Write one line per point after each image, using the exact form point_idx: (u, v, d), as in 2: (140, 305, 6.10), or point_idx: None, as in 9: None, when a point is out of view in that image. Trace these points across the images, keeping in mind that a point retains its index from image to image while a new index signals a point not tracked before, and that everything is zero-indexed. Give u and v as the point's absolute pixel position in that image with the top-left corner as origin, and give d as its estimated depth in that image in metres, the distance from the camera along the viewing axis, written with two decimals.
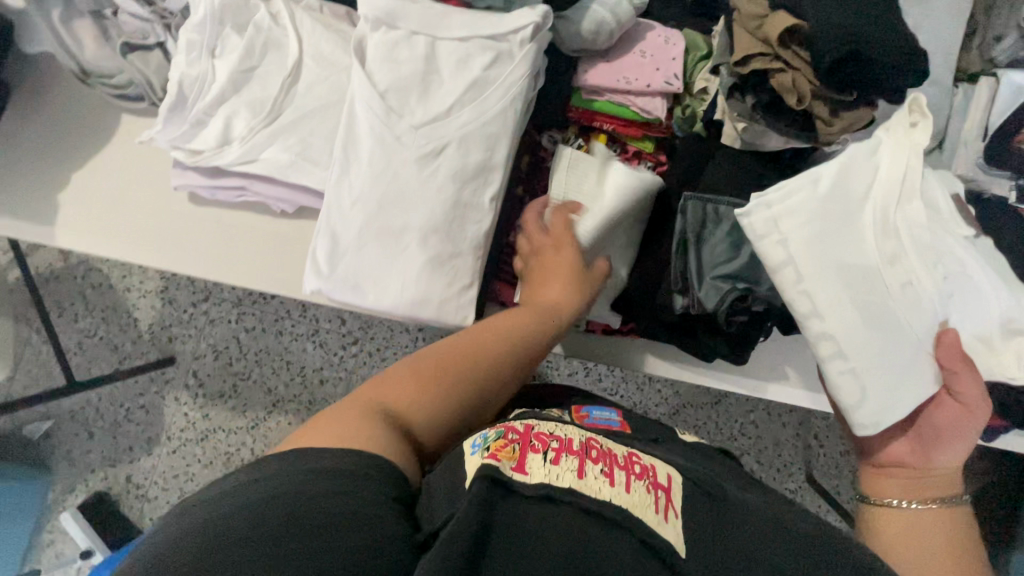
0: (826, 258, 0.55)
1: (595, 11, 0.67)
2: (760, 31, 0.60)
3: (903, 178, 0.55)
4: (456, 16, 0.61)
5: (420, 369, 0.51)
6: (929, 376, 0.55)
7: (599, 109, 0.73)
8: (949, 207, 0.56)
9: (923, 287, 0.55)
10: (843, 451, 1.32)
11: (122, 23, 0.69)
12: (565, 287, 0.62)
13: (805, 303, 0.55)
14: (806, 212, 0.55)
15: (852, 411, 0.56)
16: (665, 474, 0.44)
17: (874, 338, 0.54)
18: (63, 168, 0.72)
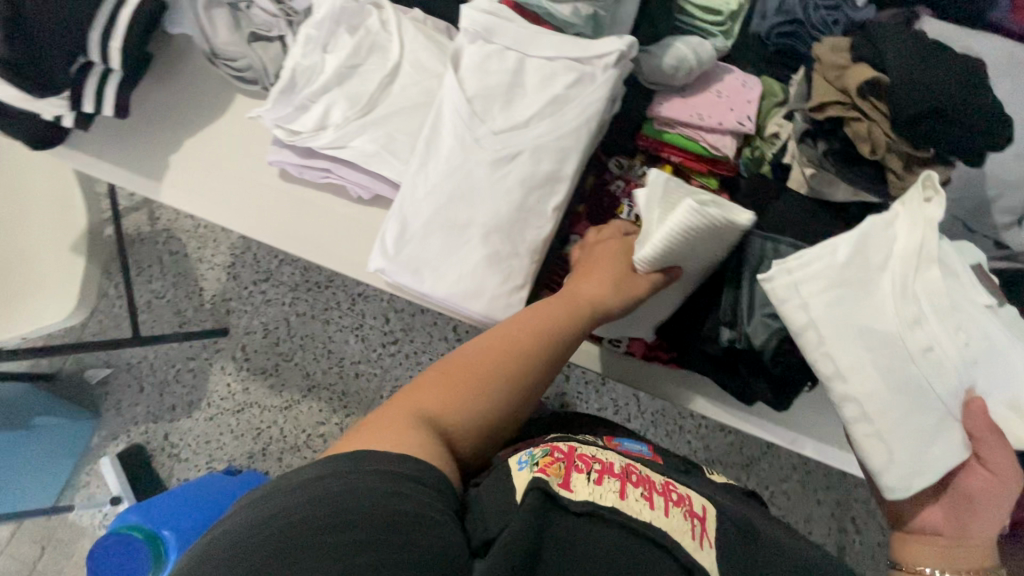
0: (849, 325, 0.54)
1: (677, 48, 0.71)
2: (839, 80, 0.61)
3: (920, 249, 0.55)
4: (548, 36, 0.65)
5: (456, 375, 0.53)
6: (957, 443, 0.53)
7: (670, 141, 0.75)
8: (965, 272, 0.56)
9: (946, 352, 0.54)
10: (881, 542, 1.23)
11: (252, 16, 0.79)
12: (602, 286, 0.62)
13: (827, 364, 0.55)
14: (825, 278, 0.54)
15: (880, 474, 0.54)
16: (699, 504, 0.47)
17: (900, 402, 0.53)
18: (178, 133, 0.80)
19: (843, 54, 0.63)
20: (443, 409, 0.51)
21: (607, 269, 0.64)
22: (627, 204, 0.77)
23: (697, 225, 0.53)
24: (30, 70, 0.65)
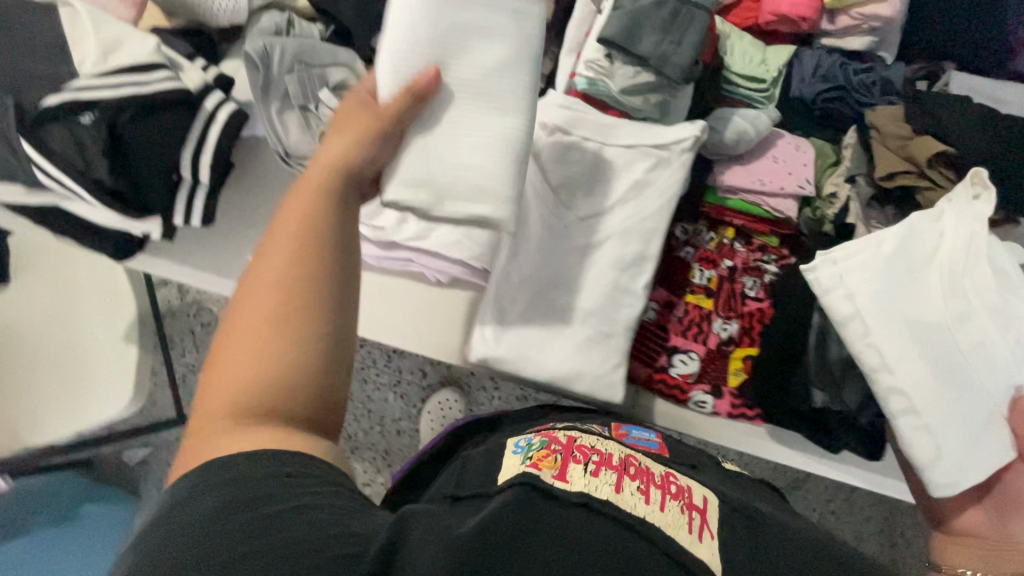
0: (891, 316, 0.61)
1: (736, 122, 0.75)
2: (904, 151, 0.66)
3: (967, 243, 0.62)
4: (623, 126, 0.69)
5: (239, 344, 0.42)
6: (1005, 441, 0.59)
7: (732, 207, 0.80)
8: (1015, 273, 0.62)
9: (993, 345, 0.60)
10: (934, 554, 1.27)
11: (321, 115, 0.81)
12: (347, 144, 0.50)
13: (871, 354, 0.61)
14: (869, 270, 0.62)
15: (929, 466, 0.61)
16: (701, 496, 0.50)
17: (943, 388, 0.60)
18: (254, 232, 0.82)
19: (902, 124, 0.68)
20: (248, 387, 0.41)
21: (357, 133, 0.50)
22: (698, 269, 0.81)
23: (422, 36, 0.55)
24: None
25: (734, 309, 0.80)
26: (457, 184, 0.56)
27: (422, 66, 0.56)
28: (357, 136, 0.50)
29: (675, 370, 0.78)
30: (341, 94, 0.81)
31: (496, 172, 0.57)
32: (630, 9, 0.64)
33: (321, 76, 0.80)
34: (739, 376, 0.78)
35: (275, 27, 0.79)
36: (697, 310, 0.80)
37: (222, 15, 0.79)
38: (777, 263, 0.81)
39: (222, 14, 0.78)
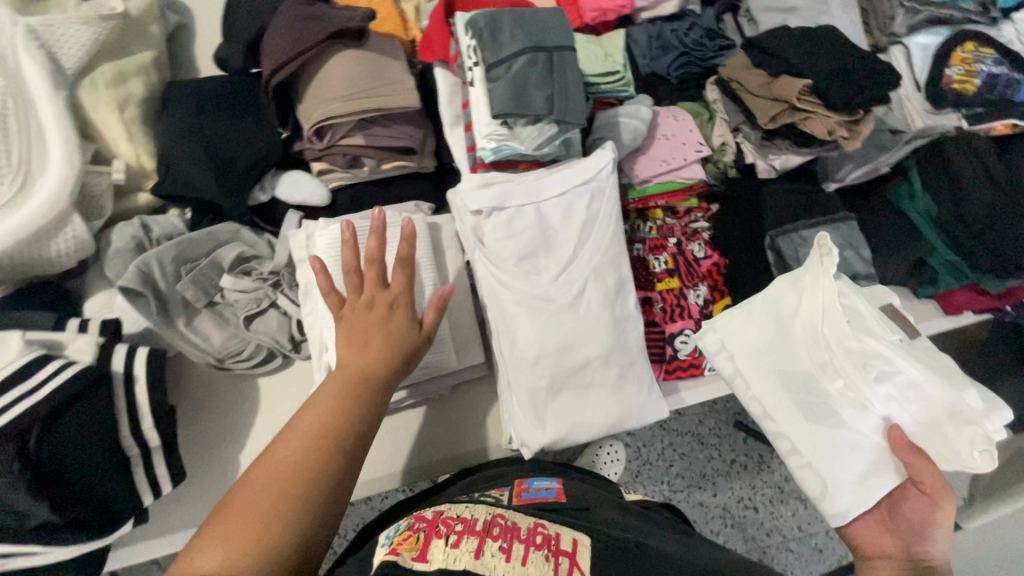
0: (763, 367, 0.64)
1: (626, 123, 0.80)
2: (771, 92, 0.75)
3: (827, 298, 0.59)
4: (548, 178, 0.70)
5: (261, 504, 0.47)
6: (889, 473, 0.57)
7: (653, 192, 0.85)
8: (872, 316, 0.58)
9: (860, 385, 0.57)
10: None
11: (233, 302, 0.72)
12: (378, 352, 0.58)
13: (756, 406, 0.64)
14: (745, 339, 0.65)
15: (821, 502, 0.59)
16: (569, 539, 0.49)
17: (812, 430, 0.59)
18: (228, 455, 0.71)
19: (756, 73, 0.77)
20: (256, 539, 0.46)
21: (397, 333, 0.59)
22: (654, 258, 0.86)
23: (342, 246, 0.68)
24: (86, 516, 0.57)
25: (697, 275, 0.86)
26: None
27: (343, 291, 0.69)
28: (401, 314, 0.60)
29: (683, 353, 0.83)
30: (242, 270, 0.73)
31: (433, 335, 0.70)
32: (507, 77, 0.64)
33: (214, 264, 0.71)
34: None
35: (134, 241, 0.69)
36: (671, 293, 0.85)
37: (65, 259, 0.65)
38: (705, 219, 0.90)
39: (65, 257, 0.66)
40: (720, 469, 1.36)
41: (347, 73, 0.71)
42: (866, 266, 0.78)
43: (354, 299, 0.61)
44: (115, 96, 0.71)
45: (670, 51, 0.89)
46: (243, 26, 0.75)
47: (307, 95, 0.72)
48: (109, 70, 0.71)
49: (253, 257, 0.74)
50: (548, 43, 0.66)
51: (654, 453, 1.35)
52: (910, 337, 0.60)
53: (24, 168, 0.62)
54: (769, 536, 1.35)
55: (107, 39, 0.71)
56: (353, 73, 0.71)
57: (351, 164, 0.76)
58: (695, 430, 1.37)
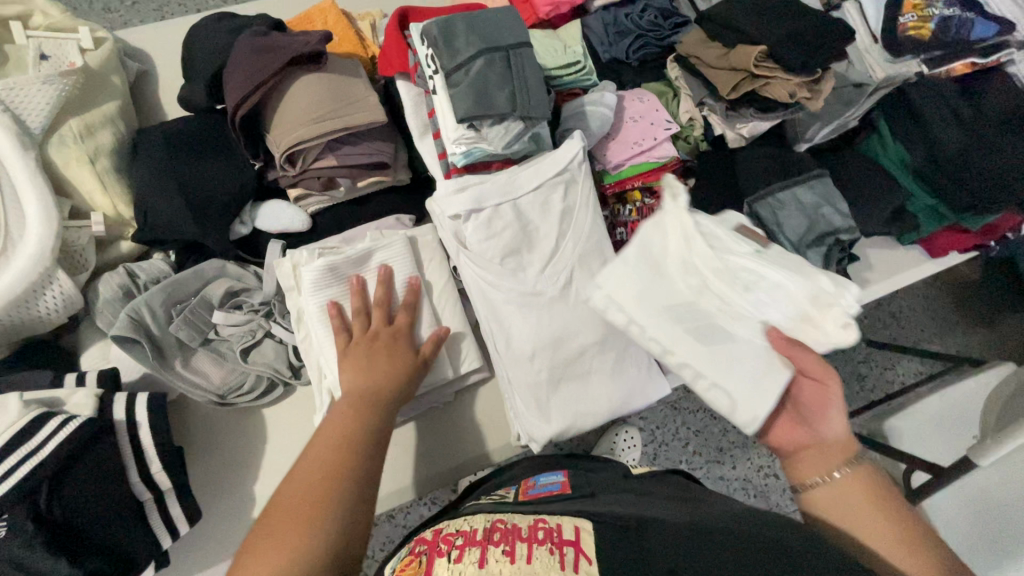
0: (654, 308, 0.57)
1: (592, 111, 0.81)
2: (728, 62, 0.75)
3: (688, 228, 0.56)
4: (522, 174, 0.70)
5: (295, 507, 0.49)
6: (778, 369, 0.54)
7: (628, 174, 0.86)
8: (725, 231, 0.56)
9: (737, 303, 0.56)
10: (876, 308, 1.65)
11: (227, 337, 0.73)
12: (385, 375, 0.62)
13: (654, 346, 0.57)
14: (625, 281, 0.58)
15: (732, 417, 0.55)
16: (572, 528, 0.49)
17: (709, 353, 0.55)
18: (242, 488, 0.72)
19: (712, 45, 0.78)
20: (296, 540, 0.47)
21: (400, 358, 0.65)
22: None
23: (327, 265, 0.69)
24: (108, 564, 0.57)
25: None
26: None
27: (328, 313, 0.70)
28: (402, 343, 0.66)
29: None
30: (234, 305, 0.73)
31: None
32: (467, 81, 0.64)
33: (204, 302, 0.72)
34: None
35: (123, 289, 0.70)
36: None
37: (55, 315, 0.66)
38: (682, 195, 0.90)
39: (56, 314, 0.66)
40: (736, 441, 1.37)
41: (311, 97, 0.71)
42: (844, 219, 0.76)
43: (358, 329, 0.67)
44: (86, 149, 0.71)
45: (627, 35, 0.90)
46: (203, 65, 0.76)
47: (274, 124, 0.72)
48: (76, 124, 0.71)
49: (242, 291, 0.75)
50: (503, 42, 0.66)
51: (669, 434, 1.36)
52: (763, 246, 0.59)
53: (3, 229, 0.62)
54: (794, 502, 1.34)
55: (70, 94, 0.72)
56: (316, 97, 0.71)
57: (328, 186, 0.76)
58: (706, 405, 1.38)
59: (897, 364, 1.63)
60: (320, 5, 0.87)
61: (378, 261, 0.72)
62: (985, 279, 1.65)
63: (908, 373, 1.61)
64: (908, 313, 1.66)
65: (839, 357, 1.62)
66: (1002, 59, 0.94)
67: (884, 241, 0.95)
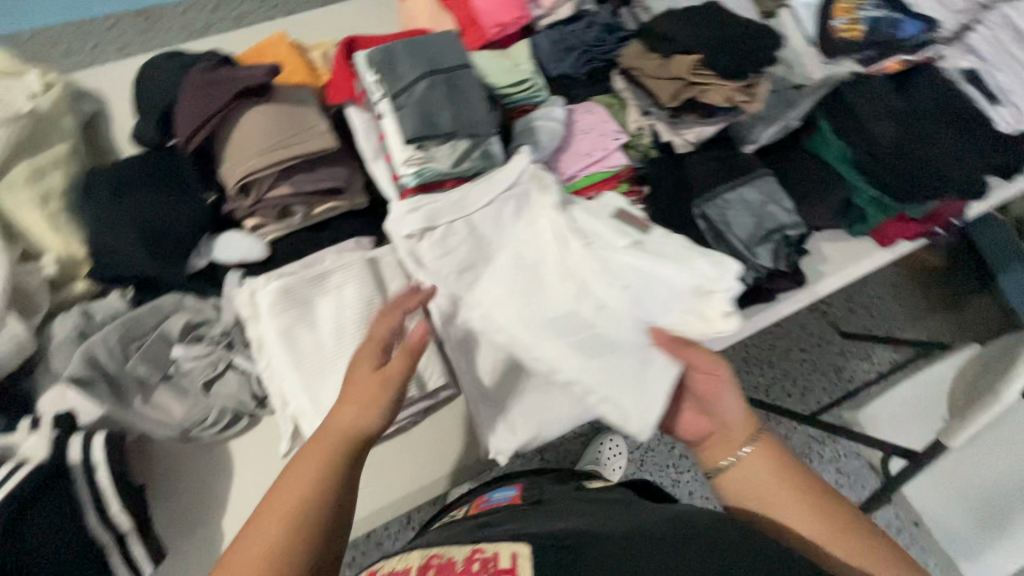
0: (536, 320, 0.67)
1: (541, 126, 0.84)
2: (666, 72, 0.78)
3: (562, 234, 0.70)
4: (474, 190, 0.72)
5: (259, 545, 0.48)
6: (661, 370, 0.62)
7: (584, 184, 0.87)
8: (604, 230, 0.69)
9: (614, 306, 0.67)
10: (844, 301, 1.71)
11: (188, 372, 0.72)
12: (349, 402, 0.57)
13: (540, 362, 0.65)
14: (505, 298, 0.69)
15: (627, 426, 0.62)
16: (508, 555, 0.46)
17: (596, 363, 0.64)
18: (209, 524, 0.70)
19: (651, 56, 0.81)
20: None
21: (366, 380, 0.58)
22: None
23: (283, 293, 0.71)
24: None
25: None
26: None
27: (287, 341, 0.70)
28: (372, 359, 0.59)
29: None
30: (195, 338, 0.73)
31: None
32: (411, 103, 0.66)
33: (162, 337, 0.72)
34: None
35: (78, 329, 0.69)
36: None
37: (8, 361, 0.65)
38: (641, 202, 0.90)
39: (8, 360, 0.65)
40: None
41: (261, 128, 0.73)
42: (790, 216, 0.80)
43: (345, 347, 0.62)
44: (37, 192, 0.71)
45: (573, 52, 0.93)
46: (154, 103, 0.77)
47: (226, 156, 0.73)
48: (25, 168, 0.72)
49: (201, 323, 0.75)
50: (444, 65, 0.68)
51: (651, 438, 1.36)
52: (642, 232, 0.70)
53: None
54: None
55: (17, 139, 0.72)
56: (267, 128, 0.73)
57: (283, 215, 0.77)
58: None
59: (873, 353, 1.67)
60: (271, 38, 0.88)
61: (337, 285, 0.73)
62: None
63: (884, 361, 1.65)
64: (877, 302, 1.72)
65: (816, 350, 1.66)
66: (930, 56, 0.99)
67: (837, 234, 0.98)
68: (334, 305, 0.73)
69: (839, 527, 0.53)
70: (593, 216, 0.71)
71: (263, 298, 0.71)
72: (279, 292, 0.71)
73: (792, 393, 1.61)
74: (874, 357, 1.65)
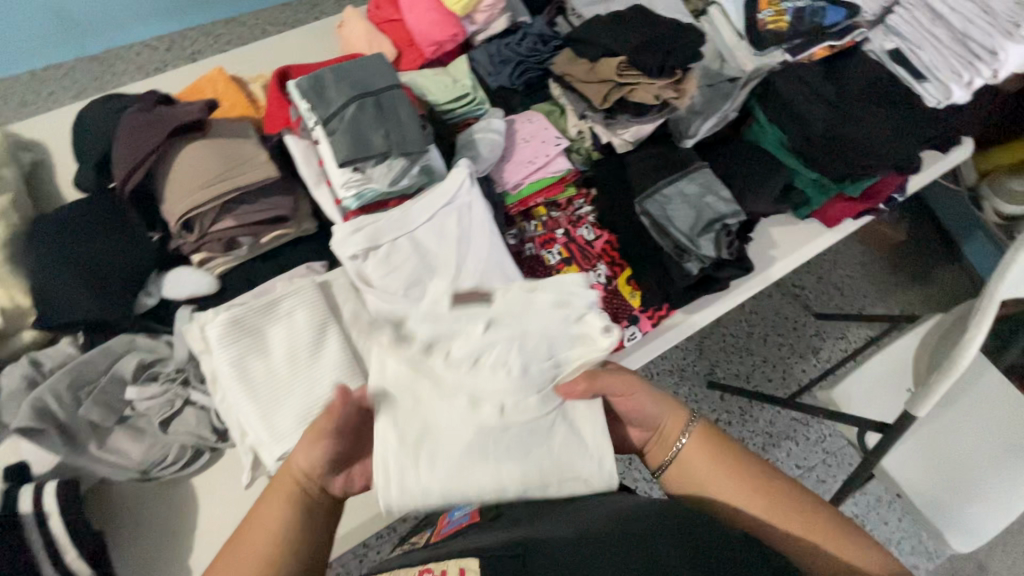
0: (450, 459, 0.60)
1: (481, 138, 0.85)
2: (596, 76, 0.80)
3: (413, 355, 0.61)
4: (414, 208, 0.73)
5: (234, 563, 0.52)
6: (596, 428, 0.63)
7: (530, 192, 0.89)
8: (447, 331, 0.61)
9: (509, 394, 0.61)
10: (816, 281, 1.72)
11: (144, 411, 0.72)
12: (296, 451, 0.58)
13: (485, 487, 0.60)
14: (405, 455, 0.60)
15: (597, 487, 0.62)
16: (457, 571, 0.45)
17: (535, 454, 0.61)
18: (176, 562, 0.70)
19: (580, 62, 0.83)
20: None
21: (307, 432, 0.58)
22: (547, 252, 0.89)
23: (228, 326, 0.71)
24: None
25: (592, 257, 0.90)
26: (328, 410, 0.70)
27: (239, 374, 0.70)
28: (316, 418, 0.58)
29: None
30: (149, 377, 0.73)
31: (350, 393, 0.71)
32: (342, 127, 0.67)
33: (114, 379, 0.71)
34: (636, 295, 0.88)
35: (26, 379, 0.69)
36: None
37: None
38: (588, 203, 0.94)
39: None
40: None
41: (198, 163, 0.73)
42: (729, 205, 0.82)
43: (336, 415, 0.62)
44: None
45: (510, 63, 0.95)
46: (92, 147, 0.78)
47: (166, 194, 0.73)
48: None
49: (155, 361, 0.75)
50: (373, 88, 0.70)
51: None
52: (487, 304, 0.62)
53: None
54: None
55: None
56: (205, 162, 0.73)
57: (230, 247, 0.77)
58: None
59: (848, 331, 1.70)
60: (209, 74, 0.89)
61: (287, 312, 0.74)
62: (912, 239, 1.75)
63: (859, 338, 1.68)
64: (849, 280, 1.73)
65: (792, 333, 1.68)
66: (857, 38, 1.01)
67: (785, 219, 1.01)
68: (284, 334, 0.73)
69: (779, 501, 0.59)
70: (432, 318, 0.61)
71: (213, 332, 0.71)
72: (228, 324, 0.71)
73: (772, 378, 1.63)
74: (848, 335, 1.67)
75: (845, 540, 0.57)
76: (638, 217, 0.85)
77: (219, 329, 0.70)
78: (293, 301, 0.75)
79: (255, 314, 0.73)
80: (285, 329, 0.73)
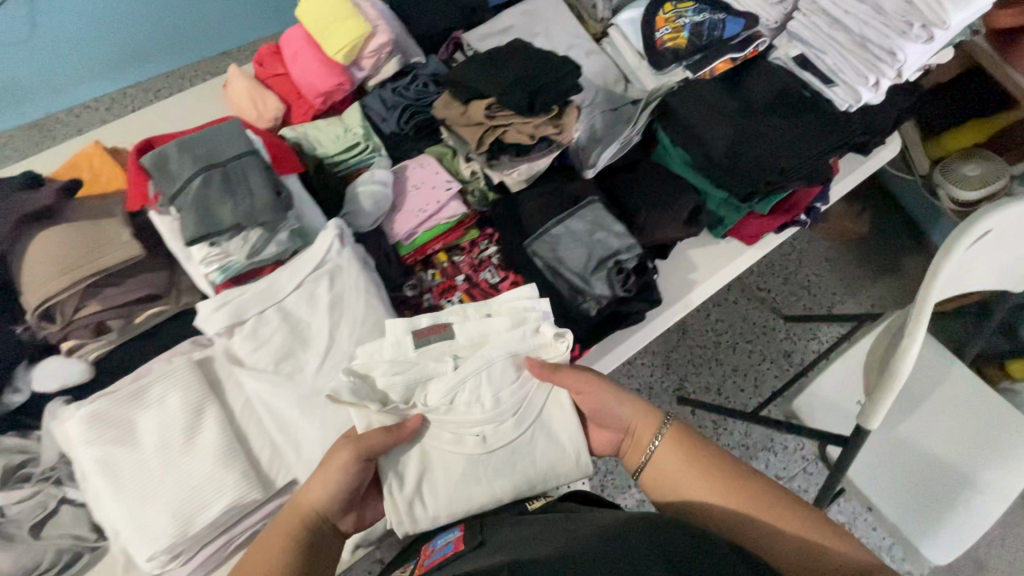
0: (450, 485, 0.61)
1: (364, 190, 0.82)
2: (469, 119, 0.78)
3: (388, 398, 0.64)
4: (281, 276, 0.70)
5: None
6: (575, 428, 0.65)
7: (425, 240, 0.86)
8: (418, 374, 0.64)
9: (489, 411, 0.63)
10: (780, 281, 1.67)
11: (14, 516, 0.68)
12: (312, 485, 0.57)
13: (485, 498, 0.61)
14: (402, 486, 0.61)
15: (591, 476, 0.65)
16: None
17: (524, 455, 0.63)
18: None
19: (455, 105, 0.80)
20: None
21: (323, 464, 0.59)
22: (447, 301, 0.84)
23: (96, 418, 0.68)
24: None
25: None
26: (203, 498, 0.66)
27: (104, 470, 0.66)
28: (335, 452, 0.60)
29: None
30: (24, 476, 0.71)
31: (227, 479, 0.66)
32: (187, 204, 0.64)
33: None
34: None
35: None
36: None
37: None
38: (493, 242, 0.89)
39: None
40: None
41: (55, 251, 0.70)
42: (621, 240, 0.80)
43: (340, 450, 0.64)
44: None
45: (397, 107, 0.91)
46: None
47: (24, 285, 0.71)
48: None
49: (29, 460, 0.72)
50: (221, 158, 0.67)
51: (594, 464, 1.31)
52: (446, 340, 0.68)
53: None
54: None
55: None
56: (61, 249, 0.71)
57: (101, 331, 0.74)
58: None
59: (819, 331, 1.64)
60: (86, 149, 0.87)
61: (158, 396, 0.70)
62: (876, 231, 1.70)
63: (831, 337, 1.62)
64: (816, 279, 1.67)
65: (761, 339, 1.62)
66: (760, 47, 0.98)
67: (706, 238, 0.97)
68: (156, 419, 0.69)
69: (757, 498, 0.55)
70: (393, 368, 0.65)
71: (77, 426, 0.68)
72: (94, 417, 0.68)
73: (744, 388, 1.57)
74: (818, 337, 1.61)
75: (829, 534, 0.53)
76: (529, 258, 0.84)
77: (84, 422, 0.67)
78: (164, 385, 0.71)
79: (124, 402, 0.69)
80: (154, 415, 0.69)
